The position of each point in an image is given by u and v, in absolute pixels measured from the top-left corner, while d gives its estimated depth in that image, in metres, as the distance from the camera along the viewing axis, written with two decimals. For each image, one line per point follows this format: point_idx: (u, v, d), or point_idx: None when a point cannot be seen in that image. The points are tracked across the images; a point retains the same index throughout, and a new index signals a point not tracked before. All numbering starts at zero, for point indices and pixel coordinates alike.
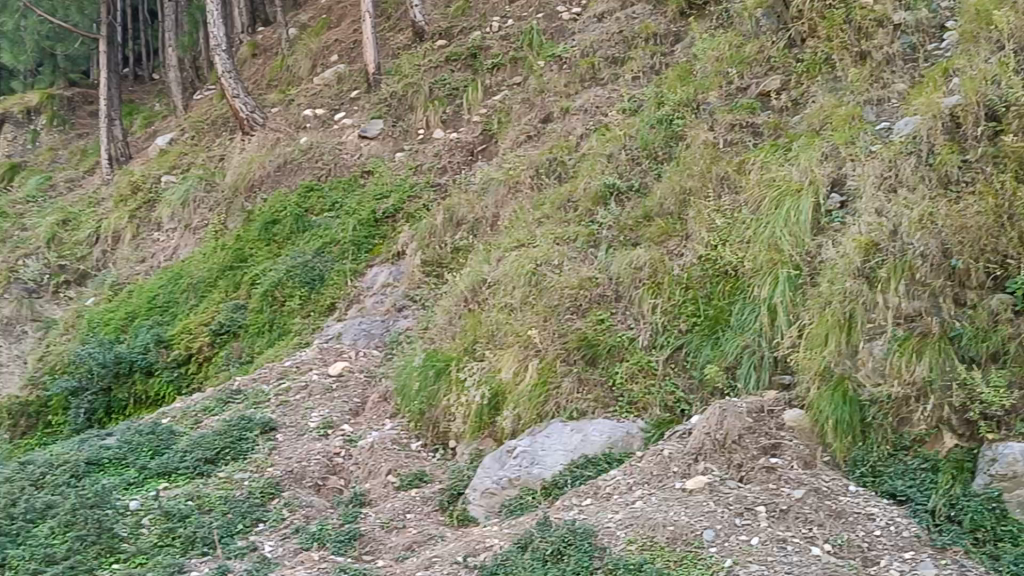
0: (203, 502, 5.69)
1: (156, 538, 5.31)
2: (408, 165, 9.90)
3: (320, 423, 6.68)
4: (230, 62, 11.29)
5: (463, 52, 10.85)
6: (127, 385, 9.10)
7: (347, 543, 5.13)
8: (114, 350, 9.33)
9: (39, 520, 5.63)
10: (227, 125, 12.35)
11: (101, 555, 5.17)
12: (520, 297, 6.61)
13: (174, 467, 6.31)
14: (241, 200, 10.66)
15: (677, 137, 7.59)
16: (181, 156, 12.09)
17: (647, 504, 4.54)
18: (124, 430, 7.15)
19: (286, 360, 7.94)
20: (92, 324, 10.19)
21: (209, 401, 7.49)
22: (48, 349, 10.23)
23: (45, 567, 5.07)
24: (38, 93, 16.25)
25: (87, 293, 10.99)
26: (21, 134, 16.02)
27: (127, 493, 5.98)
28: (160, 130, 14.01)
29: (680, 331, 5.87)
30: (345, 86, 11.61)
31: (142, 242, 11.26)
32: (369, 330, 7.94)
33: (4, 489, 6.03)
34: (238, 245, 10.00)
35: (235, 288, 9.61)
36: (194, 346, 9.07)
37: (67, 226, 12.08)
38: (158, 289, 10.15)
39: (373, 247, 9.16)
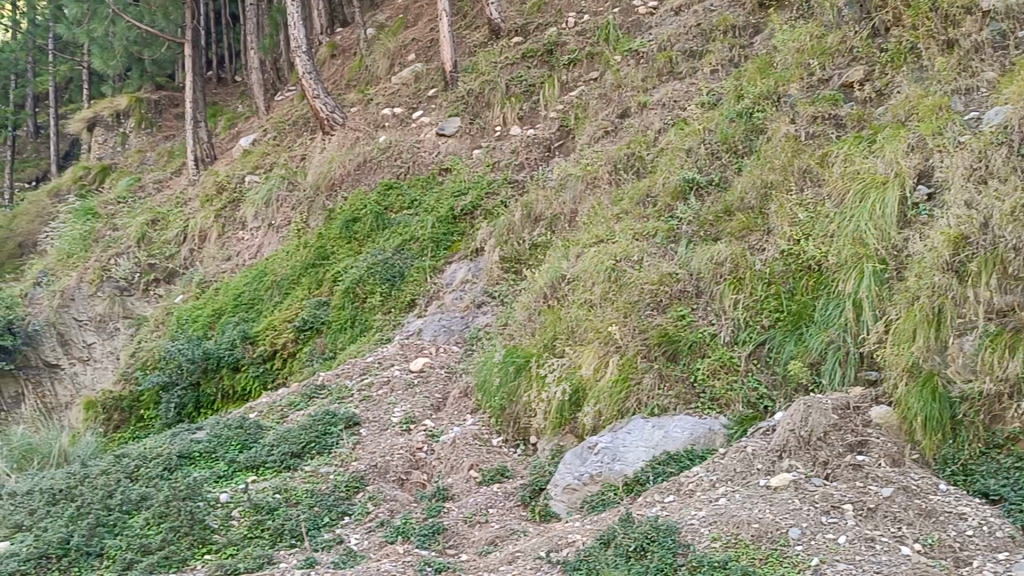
0: (291, 495, 5.82)
1: (245, 530, 5.46)
2: (486, 162, 9.96)
3: (402, 418, 6.77)
4: (311, 63, 11.50)
5: (540, 48, 10.88)
6: (215, 380, 9.36)
7: (431, 537, 5.20)
8: (203, 346, 9.60)
9: (135, 511, 5.82)
10: (308, 125, 12.57)
11: (194, 546, 5.33)
12: (600, 292, 6.61)
13: (262, 460, 6.45)
14: (322, 198, 10.81)
15: (758, 130, 7.51)
16: (264, 156, 12.34)
17: (731, 501, 4.51)
18: (214, 424, 7.35)
19: (368, 355, 8.06)
20: (180, 321, 10.48)
21: (295, 396, 7.66)
22: (140, 346, 10.60)
23: (140, 558, 5.24)
24: (127, 97, 16.76)
25: (176, 291, 11.29)
26: (111, 138, 16.61)
27: (218, 486, 6.15)
28: (244, 131, 14.31)
29: (763, 327, 5.82)
30: (423, 85, 11.72)
31: (228, 241, 11.51)
32: (449, 326, 8.05)
33: (101, 481, 6.24)
34: (321, 243, 10.17)
35: (318, 284, 9.76)
36: (279, 342, 9.25)
37: (156, 226, 12.42)
38: (243, 286, 10.38)
39: (452, 243, 9.24)
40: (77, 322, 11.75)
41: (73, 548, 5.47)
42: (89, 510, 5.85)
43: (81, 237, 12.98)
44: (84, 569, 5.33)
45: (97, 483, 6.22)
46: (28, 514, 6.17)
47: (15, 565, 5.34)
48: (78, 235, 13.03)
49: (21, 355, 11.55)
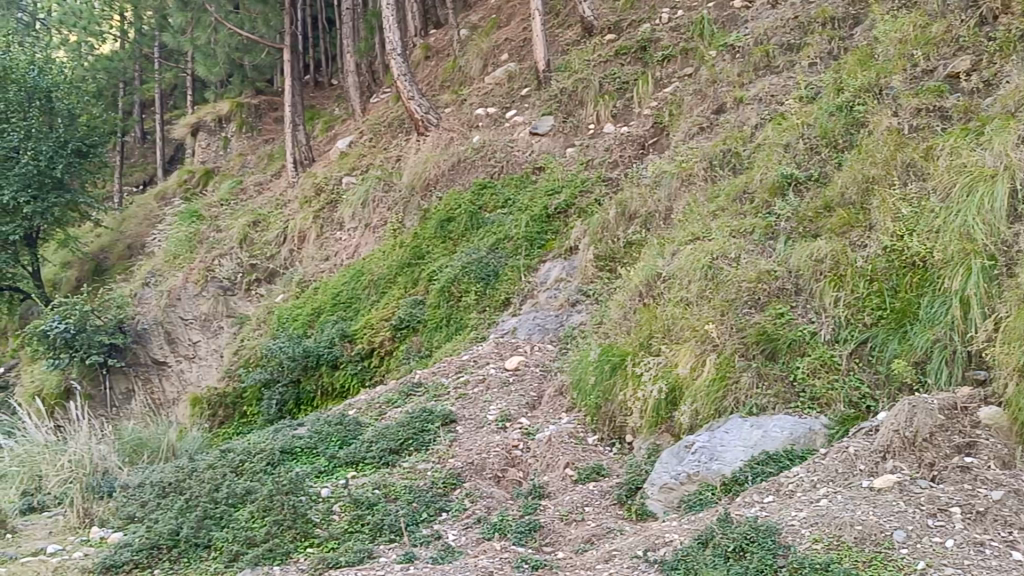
0: (390, 490, 5.92)
1: (346, 525, 5.57)
2: (579, 160, 9.95)
3: (498, 415, 6.82)
4: (405, 65, 11.67)
5: (633, 45, 10.82)
6: (314, 377, 9.58)
7: (528, 535, 5.23)
8: (303, 344, 9.82)
9: (240, 505, 5.99)
10: (403, 126, 12.75)
11: (296, 539, 5.46)
12: (696, 291, 6.55)
13: (362, 456, 6.58)
14: (417, 199, 10.94)
15: (858, 123, 7.34)
16: (361, 158, 12.55)
17: (833, 502, 4.43)
18: (315, 421, 7.52)
19: (464, 353, 8.14)
20: (281, 320, 10.74)
21: (393, 394, 7.79)
22: (242, 344, 10.89)
23: (246, 550, 5.40)
24: (229, 102, 17.24)
25: (277, 291, 11.57)
26: (214, 142, 17.10)
27: (319, 481, 6.29)
28: (341, 133, 14.58)
29: (865, 325, 5.69)
30: (516, 84, 11.78)
31: (326, 241, 11.74)
32: (544, 324, 8.08)
33: (208, 475, 6.44)
34: (416, 243, 10.30)
35: (414, 284, 9.89)
36: (376, 340, 9.40)
37: (257, 227, 12.74)
38: (341, 286, 10.58)
39: (545, 242, 9.25)
40: (183, 321, 12.14)
41: (182, 539, 5.66)
42: (197, 503, 6.04)
43: (186, 239, 13.40)
44: (193, 559, 5.51)
45: (204, 477, 6.42)
46: (140, 506, 6.42)
47: (129, 554, 5.57)
48: (184, 237, 13.46)
49: (131, 353, 12.00)
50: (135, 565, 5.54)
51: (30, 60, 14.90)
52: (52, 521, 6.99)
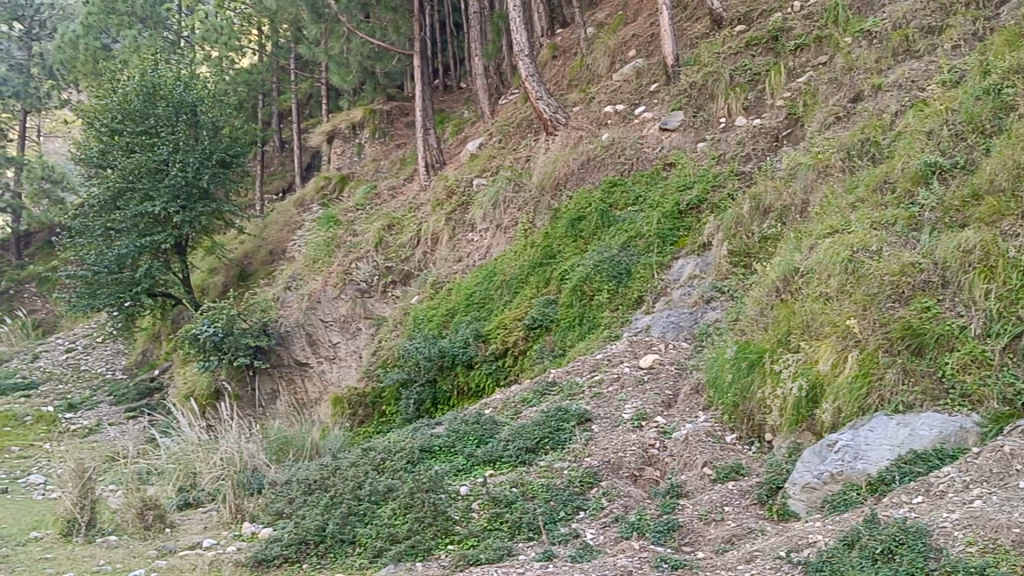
0: (527, 489, 5.97)
1: (486, 522, 5.64)
2: (711, 155, 9.80)
3: (634, 415, 6.79)
4: (533, 66, 11.76)
5: (764, 35, 10.61)
6: (451, 377, 9.76)
7: (667, 534, 5.20)
8: (439, 344, 10.02)
9: (383, 502, 6.14)
10: (532, 126, 12.83)
11: (438, 536, 5.57)
12: (836, 285, 6.37)
13: (499, 454, 6.68)
14: (548, 198, 10.99)
15: (1008, 107, 6.99)
16: (490, 159, 12.67)
17: (988, 504, 4.24)
18: (452, 420, 7.67)
19: (598, 352, 8.15)
20: (417, 321, 10.96)
21: (527, 393, 7.85)
22: (380, 344, 11.17)
23: (389, 546, 5.54)
24: (362, 109, 17.70)
25: (412, 292, 11.80)
26: (349, 148, 17.59)
27: (458, 479, 6.44)
28: (471, 136, 14.76)
29: (1019, 318, 5.29)
30: (644, 80, 11.70)
31: (459, 243, 11.91)
32: (678, 322, 8.02)
33: (351, 473, 6.63)
34: (547, 242, 10.35)
35: (546, 283, 9.95)
36: (510, 340, 9.49)
37: (392, 231, 13.03)
38: (474, 286, 10.71)
39: (678, 239, 9.15)
40: (324, 323, 12.46)
41: (329, 535, 5.86)
42: (342, 499, 6.23)
43: (325, 244, 13.82)
44: (339, 554, 5.70)
45: (347, 475, 6.63)
46: (288, 502, 6.69)
47: (279, 549, 5.79)
48: (322, 242, 13.89)
49: (275, 355, 12.54)
50: (285, 560, 5.75)
51: (176, 76, 15.63)
52: (207, 516, 7.36)
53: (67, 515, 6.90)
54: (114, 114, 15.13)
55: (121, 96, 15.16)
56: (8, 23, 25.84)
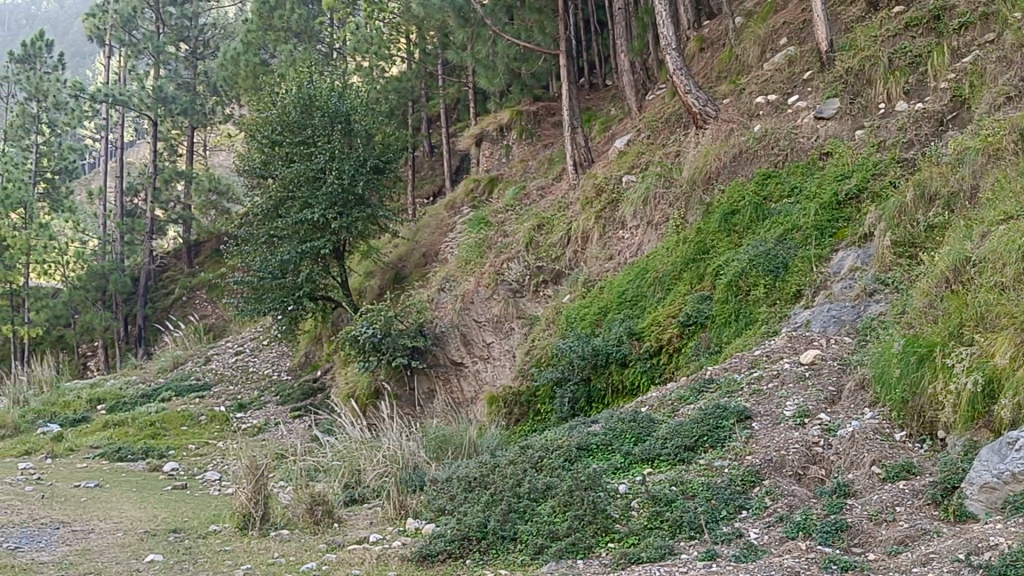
0: (687, 488, 5.89)
1: (646, 520, 5.61)
2: (870, 143, 9.43)
3: (796, 411, 6.61)
4: (681, 59, 11.73)
5: (925, 15, 10.19)
6: (605, 375, 9.75)
7: (835, 535, 5.04)
8: (592, 342, 10.05)
9: (542, 499, 6.18)
10: (681, 120, 12.68)
11: (598, 534, 5.57)
12: (1012, 275, 6.06)
13: (657, 453, 6.64)
14: (699, 193, 10.81)
15: None
16: (639, 156, 12.61)
17: None
18: (609, 419, 7.68)
19: (755, 349, 7.99)
20: (569, 320, 10.99)
21: (684, 390, 7.79)
22: (534, 343, 11.26)
23: (550, 544, 5.58)
24: (510, 111, 17.91)
25: (564, 291, 11.84)
26: (498, 150, 17.88)
27: (617, 477, 6.43)
28: (619, 132, 14.71)
29: None
30: (797, 68, 11.40)
31: (609, 240, 11.88)
32: (839, 316, 7.78)
33: (510, 470, 6.72)
34: (700, 238, 10.18)
35: (700, 279, 9.79)
36: (664, 337, 9.40)
37: (542, 230, 13.12)
38: (627, 284, 10.65)
39: (837, 230, 8.85)
40: (477, 323, 12.60)
41: (490, 531, 5.95)
42: (502, 496, 6.31)
43: (477, 245, 14.04)
44: (501, 551, 5.78)
45: (506, 472, 6.71)
46: (449, 499, 6.82)
47: (442, 544, 5.90)
48: (474, 244, 14.10)
49: (432, 355, 12.70)
50: (448, 555, 5.85)
51: (331, 87, 16.18)
52: (373, 512, 7.61)
53: (242, 509, 7.24)
54: (274, 127, 15.83)
55: (280, 109, 15.85)
56: (174, 44, 27.28)
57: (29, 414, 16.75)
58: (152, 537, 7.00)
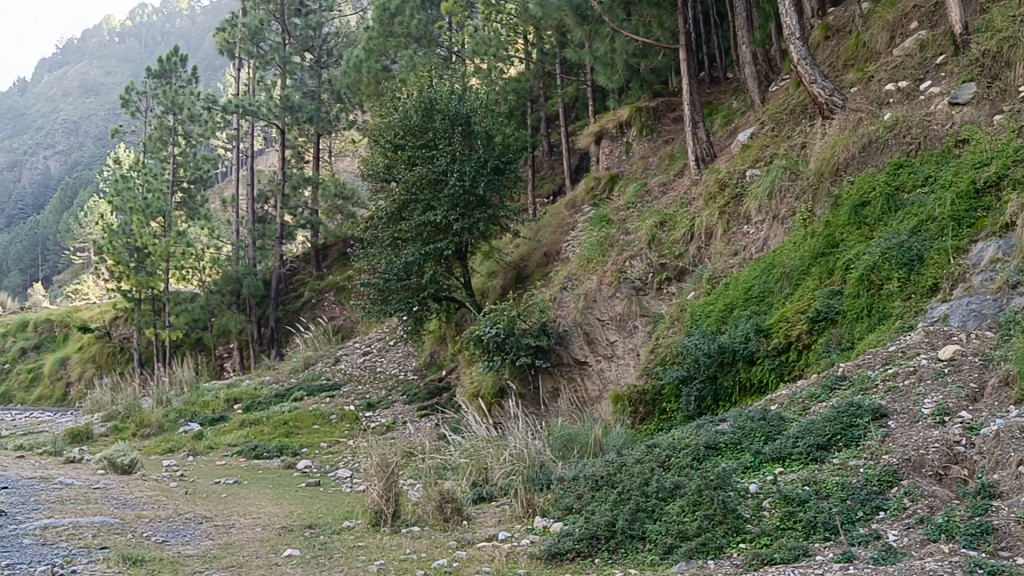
0: (821, 487, 5.75)
1: (778, 521, 5.50)
2: (1010, 127, 8.92)
3: (934, 410, 6.30)
4: (805, 49, 11.53)
5: None
6: (732, 372, 9.61)
7: (980, 537, 4.82)
8: (719, 340, 9.92)
9: (670, 498, 6.12)
10: (807, 111, 12.38)
11: (729, 534, 5.49)
12: None
13: (789, 451, 6.52)
14: (827, 184, 10.54)
15: None
16: (763, 149, 12.36)
17: None
18: (737, 417, 7.58)
19: (890, 344, 7.75)
20: (694, 317, 10.85)
21: (815, 388, 7.62)
22: (658, 341, 11.17)
23: (680, 543, 5.54)
24: (630, 108, 17.83)
25: (688, 288, 11.70)
26: (617, 147, 17.96)
27: (747, 476, 6.35)
28: (742, 126, 14.45)
29: None
30: (929, 53, 10.98)
31: (734, 236, 11.69)
32: (980, 310, 7.44)
33: (637, 469, 6.68)
34: (829, 231, 9.91)
35: (829, 274, 9.53)
36: (793, 334, 9.21)
37: (664, 227, 13.00)
38: (753, 280, 10.46)
39: (975, 221, 8.41)
40: (600, 322, 12.49)
41: (619, 531, 5.94)
42: (630, 495, 6.30)
43: (599, 243, 13.99)
44: (630, 550, 5.76)
45: (634, 471, 6.68)
46: (577, 498, 6.87)
47: (571, 543, 5.92)
48: (596, 242, 14.07)
49: (555, 354, 12.75)
50: (577, 554, 5.87)
51: (451, 91, 16.36)
52: (501, 509, 7.70)
53: (374, 506, 7.40)
54: (397, 131, 16.13)
55: (402, 113, 16.14)
56: (300, 54, 28.09)
57: (172, 413, 17.52)
58: (289, 532, 7.23)
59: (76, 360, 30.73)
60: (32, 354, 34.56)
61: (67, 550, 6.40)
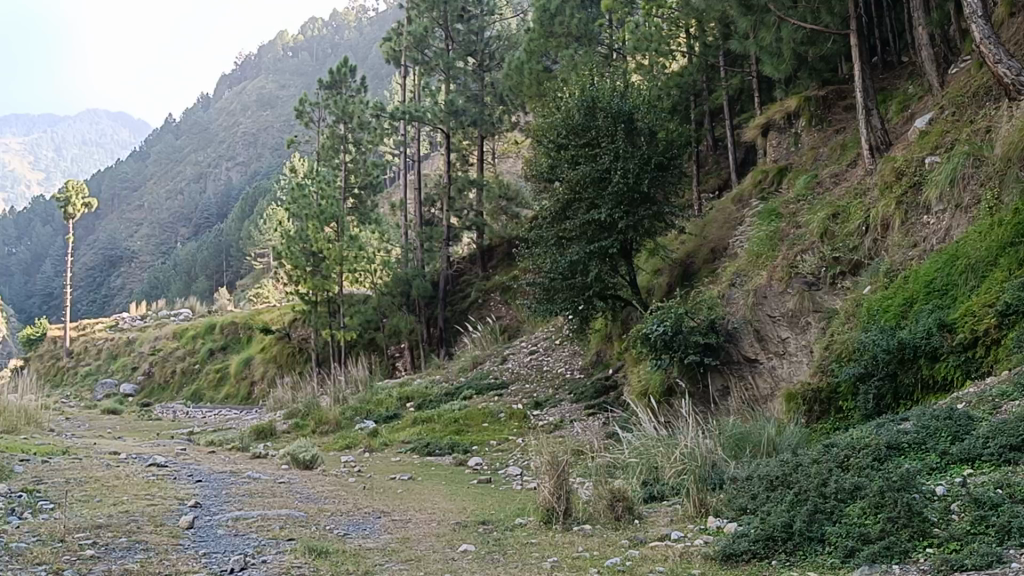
0: (1016, 490, 5.37)
1: (968, 525, 5.17)
2: None
3: None
4: (990, 27, 10.83)
5: None
6: (914, 369, 9.19)
7: None
8: (898, 335, 9.51)
9: (850, 500, 5.91)
10: (991, 94, 11.73)
11: (915, 538, 5.22)
12: None
13: (979, 453, 6.17)
14: (1016, 169, 9.75)
15: None
16: (944, 135, 11.77)
17: None
18: (919, 417, 7.25)
19: None
20: (871, 313, 10.44)
21: (1007, 385, 7.21)
22: (833, 338, 10.83)
23: (862, 546, 5.33)
24: (798, 98, 17.40)
25: (864, 282, 11.29)
26: (785, 139, 17.54)
27: (933, 478, 6.06)
28: (919, 112, 13.82)
29: None
30: None
31: (913, 227, 11.18)
32: None
33: (814, 469, 6.50)
34: (1018, 218, 9.18)
35: (1020, 264, 8.88)
36: (980, 328, 8.64)
37: (838, 219, 12.64)
38: (934, 272, 9.97)
39: None
40: (771, 318, 12.15)
41: (797, 532, 5.81)
42: (807, 496, 6.13)
43: (768, 237, 13.67)
44: (809, 553, 5.61)
45: (810, 471, 6.49)
46: (751, 498, 6.75)
47: (747, 545, 5.82)
48: (765, 237, 13.73)
49: (725, 353, 12.42)
50: (753, 555, 5.77)
51: (613, 88, 16.19)
52: (672, 509, 7.63)
53: (545, 504, 7.44)
54: (559, 131, 16.13)
55: (564, 113, 16.09)
56: (464, 59, 28.58)
57: (348, 411, 18.17)
58: (463, 528, 7.38)
59: (259, 360, 32.32)
60: (219, 354, 36.56)
61: (257, 541, 6.73)
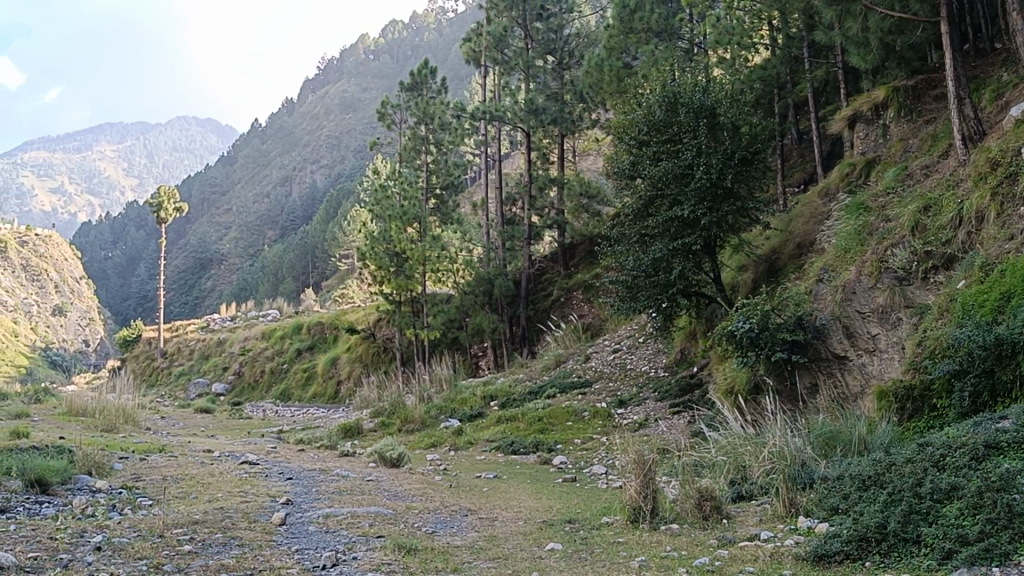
0: None
1: None
2: None
3: None
4: None
5: None
6: (1013, 366, 8.71)
7: None
8: (995, 331, 9.14)
9: (947, 500, 5.76)
10: None
11: (1016, 539, 5.04)
12: None
13: None
14: None
15: None
16: None
17: None
18: (1019, 417, 6.96)
19: None
20: (966, 308, 10.08)
21: None
22: (926, 333, 10.53)
23: (960, 548, 5.18)
24: (886, 89, 17.02)
25: (958, 276, 10.89)
26: (873, 130, 17.14)
27: None
28: (1014, 100, 13.39)
29: None
30: None
31: (1009, 218, 10.72)
32: None
33: (908, 469, 6.34)
34: None
35: None
36: None
37: (929, 212, 12.25)
38: None
39: None
40: (861, 314, 11.93)
41: (891, 533, 5.69)
42: (902, 496, 5.99)
43: (856, 232, 13.39)
44: (904, 554, 5.49)
45: (905, 470, 6.35)
46: (843, 498, 6.62)
47: (839, 545, 5.72)
48: (854, 231, 13.45)
49: (813, 349, 12.32)
50: (846, 556, 5.67)
51: (695, 83, 16.01)
52: (761, 509, 7.53)
53: (632, 502, 7.40)
54: (641, 127, 16.04)
55: (646, 109, 16.01)
56: (543, 57, 28.56)
57: (433, 410, 18.34)
58: (550, 527, 7.38)
59: (345, 360, 32.80)
60: (307, 354, 37.21)
61: (347, 539, 6.83)
